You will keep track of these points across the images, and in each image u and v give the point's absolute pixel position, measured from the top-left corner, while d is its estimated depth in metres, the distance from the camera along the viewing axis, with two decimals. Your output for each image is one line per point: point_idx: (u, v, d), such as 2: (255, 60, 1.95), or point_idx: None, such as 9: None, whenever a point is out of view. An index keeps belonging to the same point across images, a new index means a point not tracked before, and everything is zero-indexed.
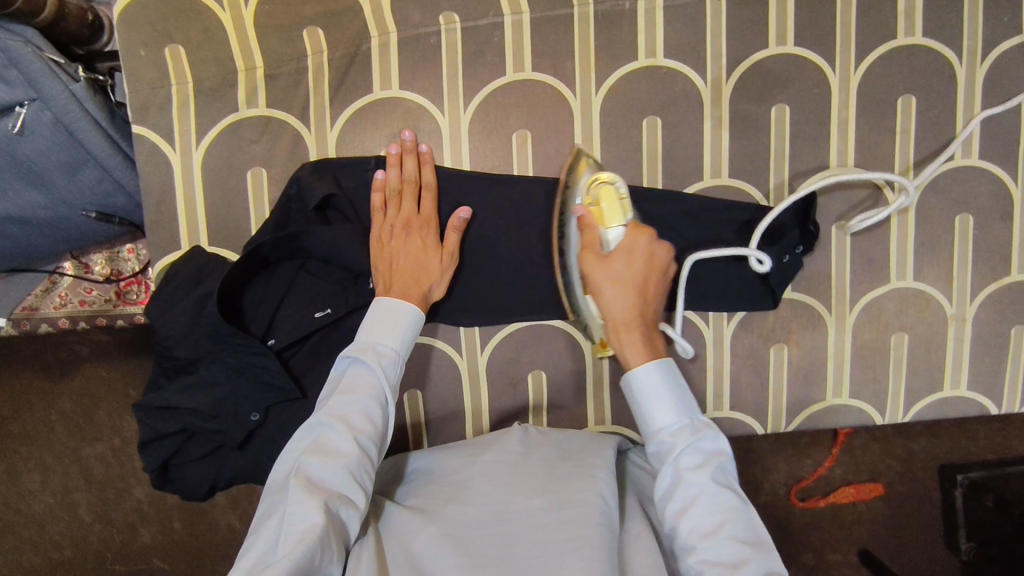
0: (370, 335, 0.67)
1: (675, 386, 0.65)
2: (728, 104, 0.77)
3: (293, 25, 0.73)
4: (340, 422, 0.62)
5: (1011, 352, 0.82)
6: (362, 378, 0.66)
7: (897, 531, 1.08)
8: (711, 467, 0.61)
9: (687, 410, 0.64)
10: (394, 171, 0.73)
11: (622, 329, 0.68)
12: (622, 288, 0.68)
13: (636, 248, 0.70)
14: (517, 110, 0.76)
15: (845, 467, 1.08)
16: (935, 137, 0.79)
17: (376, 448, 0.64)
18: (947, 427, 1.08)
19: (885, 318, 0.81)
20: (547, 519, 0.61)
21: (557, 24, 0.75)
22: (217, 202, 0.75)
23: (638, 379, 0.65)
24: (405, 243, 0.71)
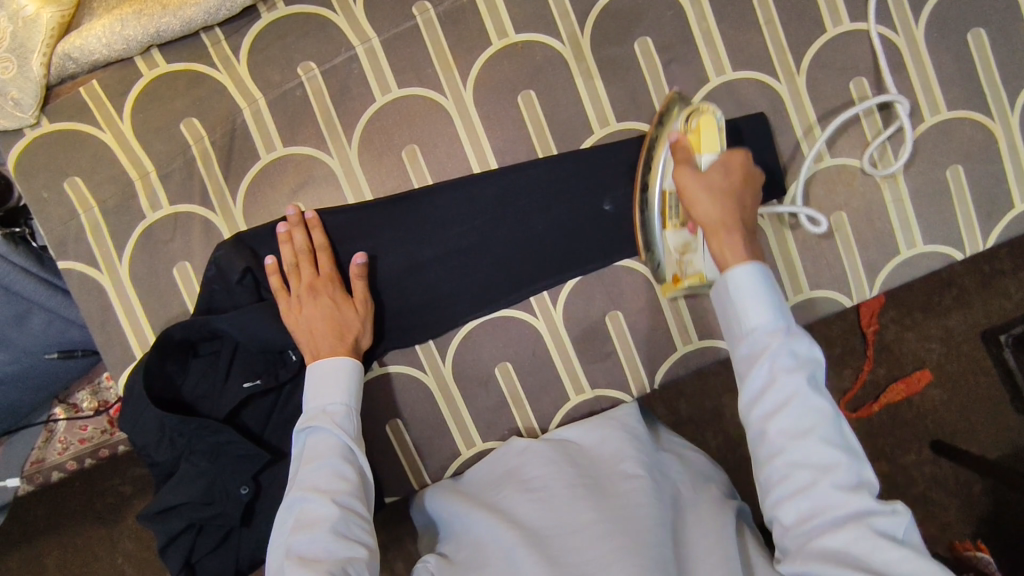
0: (316, 401, 0.70)
1: (768, 289, 0.64)
2: (591, 54, 0.79)
3: (169, 123, 0.77)
4: (312, 492, 0.65)
5: (954, 194, 0.81)
6: (322, 442, 0.68)
7: (965, 411, 1.07)
8: (807, 371, 0.61)
9: (782, 314, 0.64)
10: (285, 247, 0.74)
11: (720, 232, 0.67)
12: (720, 195, 0.68)
13: (730, 167, 0.70)
14: (399, 128, 0.78)
15: (887, 365, 1.07)
16: (799, 17, 0.79)
17: (355, 500, 0.67)
18: (973, 293, 1.08)
19: (817, 203, 0.81)
20: (581, 526, 0.65)
21: (406, 38, 0.78)
22: (154, 305, 0.78)
23: (743, 282, 0.64)
24: (315, 303, 0.73)
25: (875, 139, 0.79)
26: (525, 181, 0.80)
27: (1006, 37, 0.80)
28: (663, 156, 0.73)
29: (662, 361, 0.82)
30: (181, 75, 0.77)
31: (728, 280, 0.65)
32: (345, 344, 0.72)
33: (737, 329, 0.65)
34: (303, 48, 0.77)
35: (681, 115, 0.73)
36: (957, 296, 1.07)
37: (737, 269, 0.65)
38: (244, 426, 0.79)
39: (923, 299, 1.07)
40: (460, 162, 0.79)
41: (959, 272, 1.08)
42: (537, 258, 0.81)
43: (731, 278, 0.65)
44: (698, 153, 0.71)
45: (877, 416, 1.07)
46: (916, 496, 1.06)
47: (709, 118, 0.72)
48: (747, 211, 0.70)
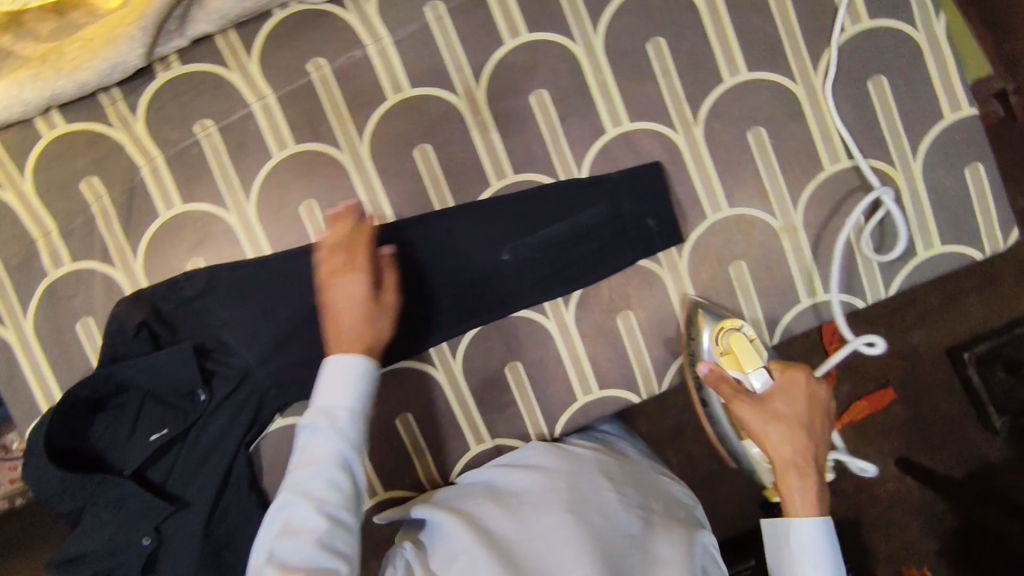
0: (330, 398, 0.68)
1: (831, 546, 0.67)
2: (487, 108, 0.79)
3: (70, 182, 0.78)
4: (304, 499, 0.64)
5: (856, 244, 0.80)
6: (325, 442, 0.67)
7: (930, 429, 1.11)
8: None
9: (841, 573, 0.66)
10: (330, 235, 0.77)
11: (786, 474, 0.69)
12: (789, 429, 0.71)
13: (791, 391, 0.73)
14: (297, 184, 0.79)
15: (851, 385, 1.11)
16: (695, 67, 0.79)
17: (344, 511, 0.65)
18: (936, 310, 1.12)
19: (715, 252, 0.81)
20: (546, 533, 0.66)
21: (301, 94, 0.78)
22: (59, 360, 0.80)
23: (806, 538, 0.67)
24: (348, 287, 0.72)
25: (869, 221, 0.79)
26: (423, 235, 0.80)
27: (910, 84, 0.79)
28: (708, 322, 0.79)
29: (563, 410, 0.83)
30: (80, 134, 0.78)
31: (789, 528, 0.68)
32: (358, 341, 0.71)
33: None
34: (199, 106, 0.78)
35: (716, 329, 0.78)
36: (920, 315, 1.11)
37: (797, 521, 0.68)
38: (151, 475, 0.80)
39: (886, 317, 1.12)
40: (357, 216, 0.80)
41: (921, 291, 1.11)
42: (435, 310, 0.81)
43: (794, 528, 0.68)
44: (744, 372, 0.76)
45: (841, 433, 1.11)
46: (877, 516, 1.10)
47: (743, 339, 0.77)
48: (817, 434, 0.72)
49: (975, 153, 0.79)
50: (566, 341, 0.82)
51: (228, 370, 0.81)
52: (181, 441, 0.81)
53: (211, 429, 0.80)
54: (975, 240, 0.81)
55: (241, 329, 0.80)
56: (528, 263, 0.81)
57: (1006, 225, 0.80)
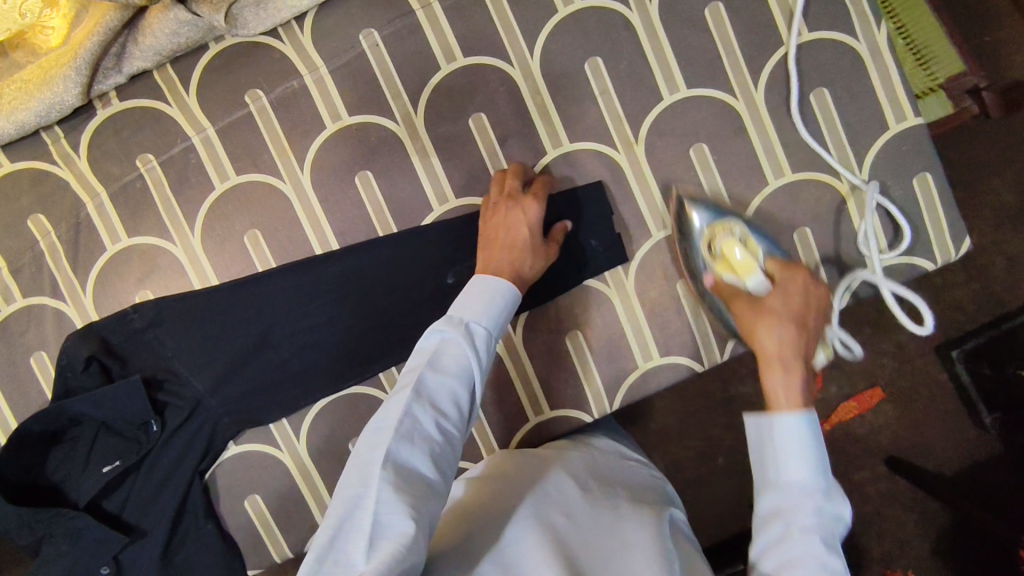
0: (469, 314, 0.64)
1: (818, 446, 0.56)
2: (426, 133, 0.79)
3: (18, 221, 0.79)
4: (429, 402, 0.57)
5: (804, 257, 0.80)
6: (458, 355, 0.61)
7: (921, 428, 1.11)
8: (828, 535, 0.52)
9: (826, 481, 0.55)
10: (495, 185, 0.76)
11: (771, 368, 0.61)
12: (784, 324, 0.63)
13: (789, 293, 0.67)
14: (240, 214, 0.79)
15: (838, 384, 1.13)
16: (633, 85, 0.78)
17: (456, 425, 0.59)
18: (925, 308, 1.10)
19: (662, 270, 0.80)
20: (518, 533, 0.61)
21: (240, 126, 0.78)
22: (14, 394, 0.81)
23: (790, 432, 0.56)
24: (516, 216, 0.72)
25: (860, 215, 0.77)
26: (369, 261, 0.80)
27: (851, 96, 0.78)
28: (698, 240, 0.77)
29: (514, 431, 0.83)
30: (25, 173, 0.79)
31: (772, 421, 0.57)
32: (505, 266, 0.69)
33: (766, 476, 0.57)
34: (140, 141, 0.78)
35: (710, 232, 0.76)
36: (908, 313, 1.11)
37: (782, 417, 0.57)
38: (106, 507, 0.81)
39: (872, 314, 1.11)
40: (302, 245, 0.80)
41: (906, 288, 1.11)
42: (384, 335, 0.81)
43: (775, 422, 0.57)
44: (746, 282, 0.70)
45: (829, 434, 1.12)
46: (867, 517, 1.11)
47: (733, 241, 0.73)
48: (813, 332, 0.65)
49: (921, 163, 0.78)
50: (515, 362, 0.82)
51: (179, 401, 0.81)
52: (136, 471, 0.82)
53: (163, 458, 0.81)
54: (927, 250, 0.79)
55: (192, 359, 0.81)
56: None
57: (958, 235, 0.79)
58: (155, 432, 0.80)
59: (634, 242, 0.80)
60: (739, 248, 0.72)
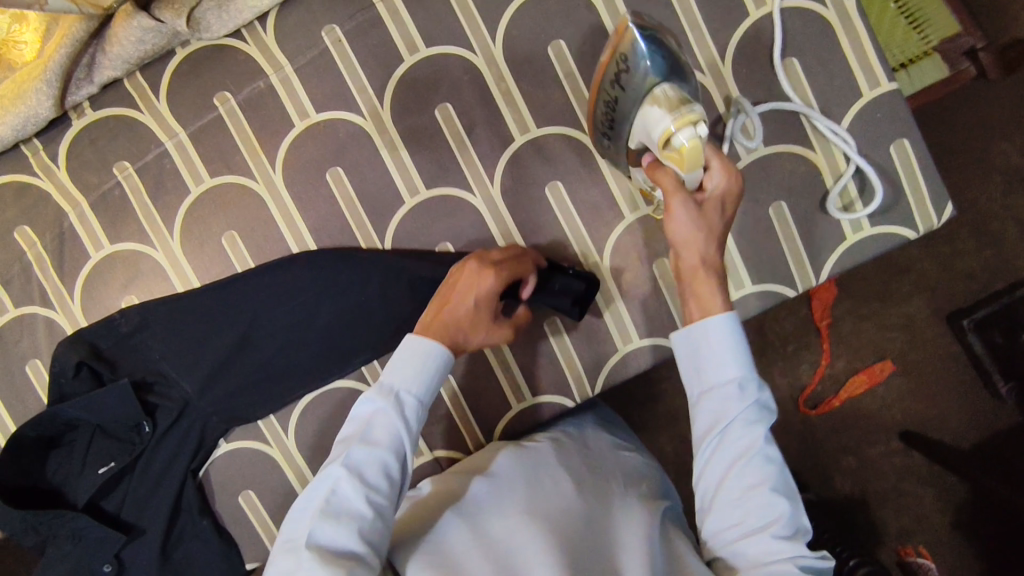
0: (400, 383, 0.65)
1: (742, 343, 0.62)
2: (393, 126, 0.79)
3: (4, 233, 0.82)
4: (355, 479, 0.61)
5: (782, 231, 0.78)
6: (388, 428, 0.64)
7: (935, 400, 1.09)
8: (763, 426, 0.60)
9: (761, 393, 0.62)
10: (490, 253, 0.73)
11: (697, 279, 0.65)
12: (707, 229, 0.65)
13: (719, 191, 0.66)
14: (216, 216, 0.81)
15: (847, 358, 1.11)
16: (598, 67, 0.78)
17: (386, 498, 0.63)
18: (934, 278, 1.09)
19: (637, 251, 0.80)
20: (509, 527, 0.63)
21: (211, 129, 0.79)
22: (12, 402, 0.84)
23: (717, 335, 0.62)
24: (481, 290, 0.69)
25: (835, 187, 0.77)
26: (345, 256, 0.81)
27: (821, 65, 0.77)
28: (648, 120, 0.63)
29: (499, 419, 0.83)
30: (8, 187, 0.81)
31: (705, 324, 0.62)
32: (447, 337, 0.68)
33: (700, 383, 0.63)
34: (116, 148, 0.80)
35: (666, 108, 0.62)
36: (916, 283, 1.09)
37: (710, 320, 0.62)
38: (106, 507, 0.83)
39: (879, 285, 1.10)
40: (278, 243, 0.81)
41: (915, 257, 1.09)
42: (365, 329, 0.82)
43: (703, 326, 0.62)
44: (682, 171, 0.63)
45: (839, 409, 1.11)
46: (884, 493, 1.10)
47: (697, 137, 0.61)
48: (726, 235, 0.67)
49: (897, 129, 0.77)
50: (495, 349, 0.82)
51: (169, 402, 0.83)
52: (132, 471, 0.84)
53: (157, 458, 0.83)
54: (907, 218, 0.78)
55: (179, 360, 0.82)
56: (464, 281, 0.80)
57: (939, 200, 0.78)
58: (148, 432, 0.83)
59: (608, 224, 0.80)
60: (703, 126, 0.61)
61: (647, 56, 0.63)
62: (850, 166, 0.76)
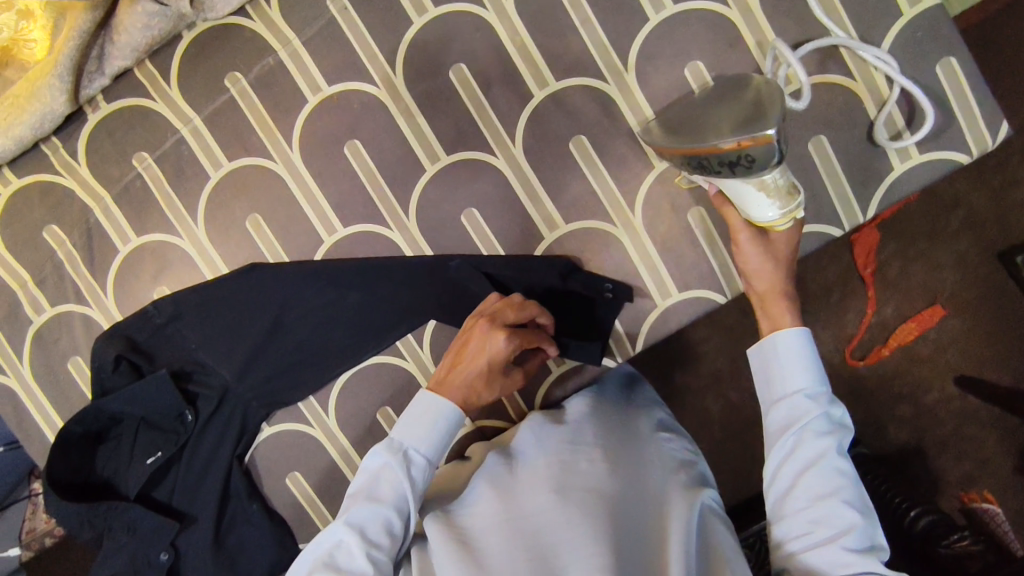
0: (410, 440, 0.70)
1: (814, 355, 0.68)
2: (407, 92, 0.77)
3: (33, 234, 0.82)
4: (358, 535, 0.66)
5: (822, 167, 0.74)
6: (394, 484, 0.69)
7: (993, 342, 1.03)
8: (838, 436, 0.65)
9: (830, 399, 0.66)
10: (510, 310, 0.72)
11: (771, 299, 0.72)
12: (778, 262, 0.72)
13: (794, 234, 0.72)
14: (239, 200, 0.80)
15: (895, 305, 1.06)
16: (616, 10, 0.74)
17: (389, 556, 0.67)
18: (984, 212, 1.03)
19: (670, 202, 0.77)
20: (555, 512, 0.65)
21: (225, 111, 0.78)
22: (57, 399, 0.85)
23: (790, 345, 0.68)
24: (498, 359, 0.70)
25: (878, 116, 0.72)
26: (371, 230, 0.79)
27: None
28: (749, 194, 0.68)
29: (538, 385, 0.82)
30: (32, 186, 0.81)
31: (775, 337, 0.69)
32: (462, 396, 0.72)
33: (772, 392, 0.69)
34: (133, 140, 0.79)
35: (779, 201, 0.68)
36: (965, 220, 1.04)
37: (781, 333, 0.69)
38: (157, 497, 0.84)
39: (927, 224, 1.05)
40: (302, 223, 0.80)
41: (963, 191, 1.04)
42: (396, 303, 0.81)
43: (779, 339, 0.69)
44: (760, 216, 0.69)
45: (889, 358, 1.07)
46: (943, 440, 1.05)
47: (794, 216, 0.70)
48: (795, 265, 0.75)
49: (943, 48, 0.71)
50: None
51: (209, 390, 0.83)
52: (178, 460, 0.84)
53: (202, 445, 0.84)
54: (958, 143, 0.73)
55: (215, 348, 0.83)
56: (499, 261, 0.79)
57: (993, 120, 0.72)
58: (191, 421, 0.83)
59: (637, 176, 0.77)
60: (799, 216, 0.70)
61: (777, 159, 0.63)
62: (894, 91, 0.71)
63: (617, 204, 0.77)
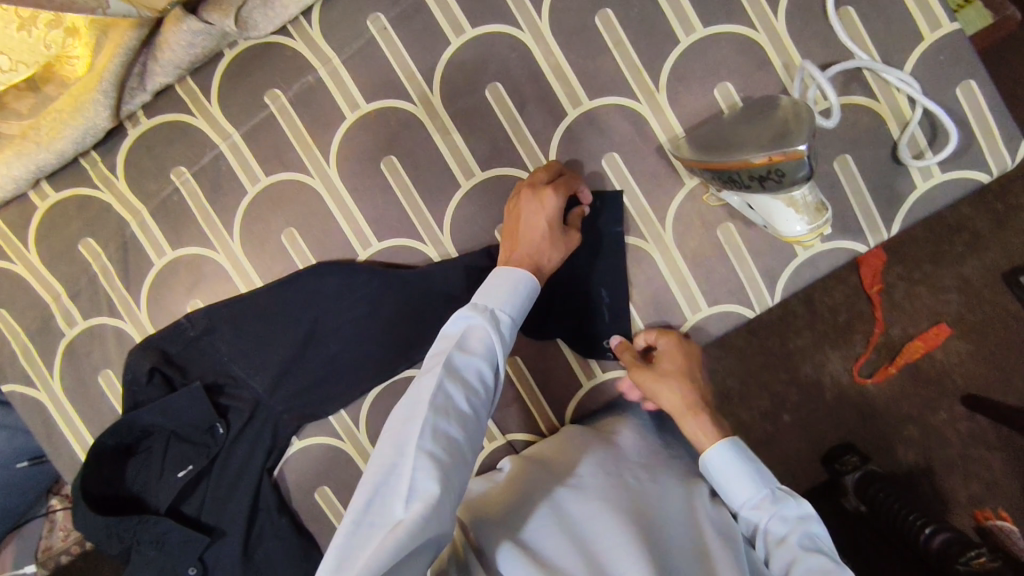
0: (494, 303, 0.65)
1: (746, 459, 0.68)
2: (444, 110, 0.79)
3: (69, 247, 0.83)
4: (458, 382, 0.58)
5: (849, 185, 0.76)
6: (483, 337, 0.62)
7: (996, 363, 1.06)
8: (799, 534, 0.63)
9: (764, 480, 0.68)
10: (542, 172, 0.74)
11: (686, 416, 0.72)
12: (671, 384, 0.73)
13: (677, 353, 0.75)
14: (275, 214, 0.81)
15: (902, 325, 1.08)
16: (648, 33, 0.76)
17: (481, 410, 0.60)
18: (988, 236, 1.07)
19: (700, 217, 0.79)
20: (602, 514, 0.64)
21: (264, 127, 0.80)
22: (87, 412, 0.85)
23: (719, 462, 0.68)
24: (537, 213, 0.71)
25: (903, 135, 0.74)
26: (407, 244, 0.81)
27: (878, 11, 0.75)
28: (776, 207, 0.69)
29: (569, 399, 0.82)
30: (70, 200, 0.82)
31: (704, 460, 0.70)
32: (526, 264, 0.69)
33: (726, 502, 0.69)
34: (172, 155, 0.81)
35: (805, 213, 0.69)
36: (971, 243, 1.07)
37: (709, 451, 0.69)
38: (185, 512, 0.84)
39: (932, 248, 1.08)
40: (338, 237, 0.81)
41: (968, 216, 1.08)
42: (427, 317, 0.81)
43: (708, 458, 0.69)
44: (786, 229, 0.71)
45: (897, 378, 1.08)
46: (952, 465, 1.06)
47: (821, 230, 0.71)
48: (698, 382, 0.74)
49: (963, 71, 0.74)
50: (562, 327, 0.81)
51: (240, 403, 0.84)
52: (208, 474, 0.84)
53: (232, 458, 0.84)
54: (980, 162, 0.75)
55: (246, 361, 0.82)
56: None
57: (1012, 141, 0.75)
58: (223, 434, 0.83)
59: (669, 192, 0.78)
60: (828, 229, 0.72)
61: (805, 173, 0.64)
62: (917, 112, 0.74)
63: (649, 219, 0.79)
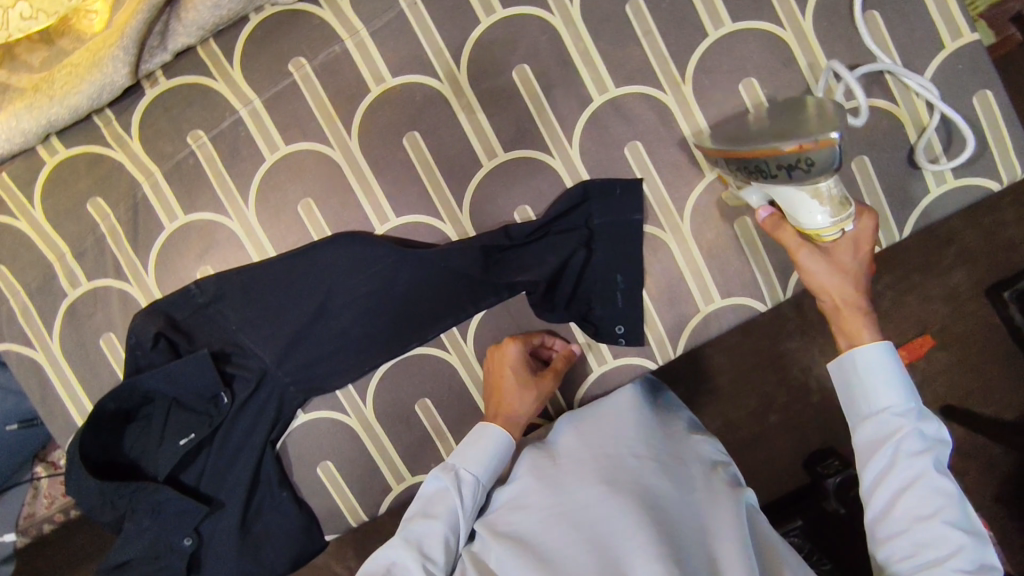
0: (462, 461, 0.74)
1: (899, 370, 0.70)
2: (470, 88, 0.78)
3: (76, 205, 0.81)
4: (414, 548, 0.68)
5: (865, 187, 0.78)
6: (447, 500, 0.72)
7: (975, 373, 1.09)
8: (935, 454, 0.67)
9: (912, 393, 0.70)
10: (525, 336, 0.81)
11: (860, 319, 0.74)
12: (841, 273, 0.74)
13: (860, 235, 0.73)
14: (292, 184, 0.80)
15: (887, 334, 1.11)
16: (678, 24, 0.77)
17: (442, 556, 0.69)
18: (976, 249, 1.08)
19: (717, 211, 0.80)
20: (607, 507, 0.65)
21: (286, 95, 0.79)
22: (86, 376, 0.83)
23: (872, 363, 0.71)
24: (505, 375, 0.78)
25: (920, 142, 0.76)
26: (424, 221, 0.80)
27: (903, 17, 0.76)
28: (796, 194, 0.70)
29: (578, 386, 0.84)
30: (80, 158, 0.81)
31: (853, 355, 0.72)
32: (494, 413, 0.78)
33: (867, 408, 0.71)
34: (190, 117, 0.79)
35: (829, 206, 0.70)
36: (960, 254, 1.09)
37: (865, 347, 0.72)
38: (183, 481, 0.82)
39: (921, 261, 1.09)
40: (356, 210, 0.80)
41: (959, 229, 1.09)
42: (442, 294, 0.81)
43: (862, 356, 0.71)
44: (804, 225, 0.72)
45: None
46: None
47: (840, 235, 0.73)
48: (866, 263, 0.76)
49: (980, 81, 0.76)
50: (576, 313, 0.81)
51: (246, 372, 0.82)
52: (210, 443, 0.83)
53: (235, 429, 0.83)
54: (991, 171, 0.78)
55: (255, 331, 0.82)
56: (542, 249, 0.80)
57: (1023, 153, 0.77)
58: (227, 404, 0.82)
59: (689, 184, 0.79)
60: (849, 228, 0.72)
61: (836, 163, 0.64)
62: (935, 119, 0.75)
63: (668, 209, 0.80)
